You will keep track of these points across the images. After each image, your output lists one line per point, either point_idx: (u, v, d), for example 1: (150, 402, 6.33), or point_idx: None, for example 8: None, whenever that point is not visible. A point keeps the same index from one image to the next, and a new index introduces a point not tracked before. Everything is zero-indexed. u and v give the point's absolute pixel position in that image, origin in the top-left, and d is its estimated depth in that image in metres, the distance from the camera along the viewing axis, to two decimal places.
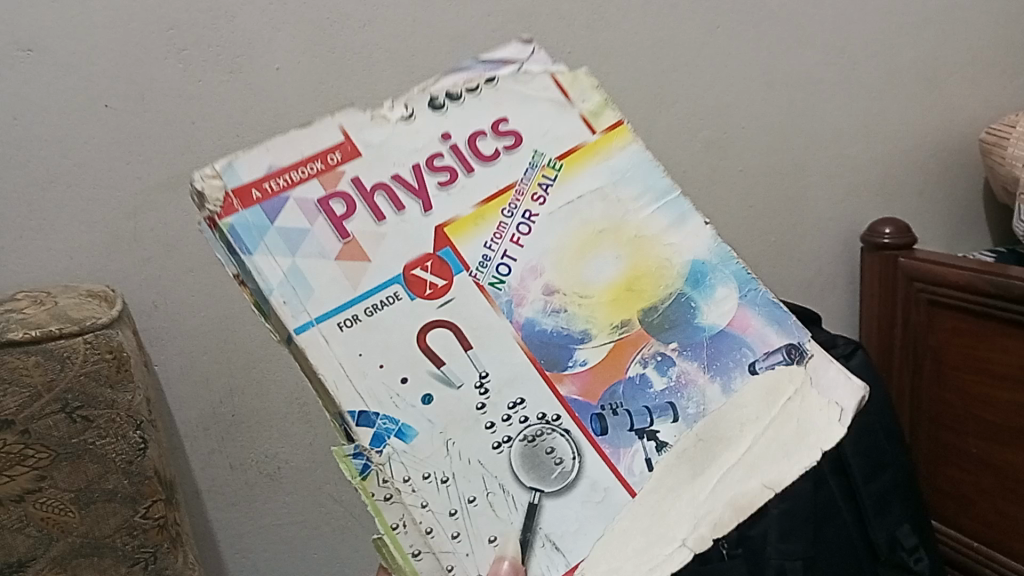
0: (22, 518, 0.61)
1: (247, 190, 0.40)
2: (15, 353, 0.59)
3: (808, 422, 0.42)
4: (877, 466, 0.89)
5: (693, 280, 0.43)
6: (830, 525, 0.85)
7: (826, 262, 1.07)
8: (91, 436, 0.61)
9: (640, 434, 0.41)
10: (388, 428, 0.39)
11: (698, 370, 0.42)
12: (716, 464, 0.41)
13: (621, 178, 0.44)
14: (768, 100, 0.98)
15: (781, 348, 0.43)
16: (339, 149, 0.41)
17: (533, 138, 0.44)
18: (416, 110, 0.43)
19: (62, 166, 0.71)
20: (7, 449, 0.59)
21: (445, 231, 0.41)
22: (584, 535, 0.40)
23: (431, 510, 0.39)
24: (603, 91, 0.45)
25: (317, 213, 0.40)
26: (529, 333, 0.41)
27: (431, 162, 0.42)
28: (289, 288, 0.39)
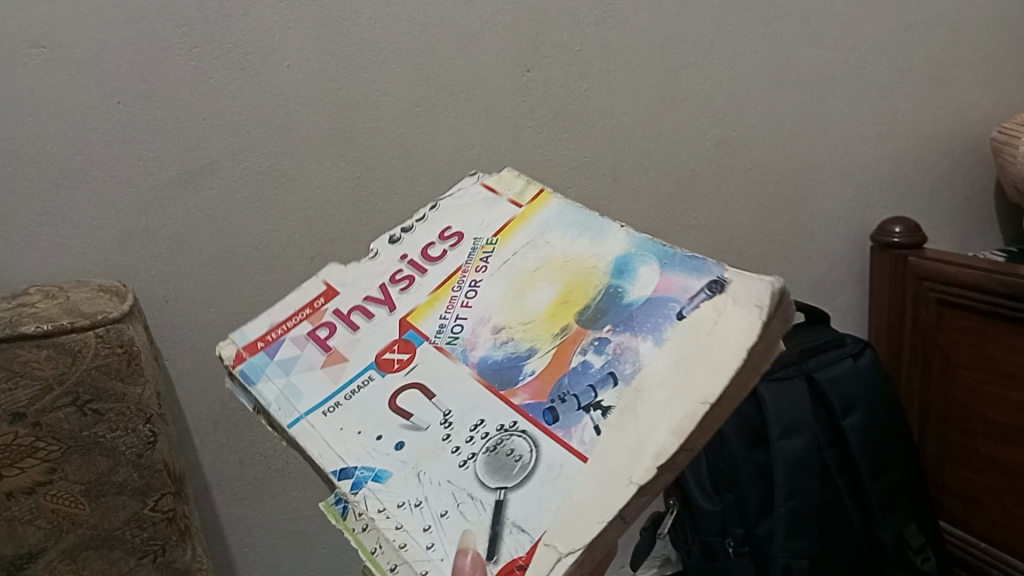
0: (32, 510, 0.60)
1: (252, 344, 0.47)
2: (27, 346, 0.60)
3: (734, 329, 0.37)
4: (886, 465, 0.88)
5: (618, 273, 0.44)
6: (833, 523, 0.87)
7: (835, 261, 1.07)
8: (101, 429, 0.62)
9: (585, 408, 0.37)
10: (366, 475, 0.39)
11: (631, 337, 0.40)
12: (651, 404, 0.36)
13: (545, 231, 0.48)
14: (778, 99, 0.98)
15: (702, 288, 0.40)
16: (322, 292, 0.49)
17: (472, 232, 0.50)
18: (380, 249, 0.51)
19: (74, 162, 0.72)
20: (18, 441, 0.59)
21: (409, 318, 0.45)
22: (542, 511, 0.35)
23: (405, 529, 0.37)
24: (523, 181, 0.53)
25: (306, 341, 0.46)
26: (482, 366, 0.41)
27: (395, 277, 0.48)
28: (282, 400, 0.43)
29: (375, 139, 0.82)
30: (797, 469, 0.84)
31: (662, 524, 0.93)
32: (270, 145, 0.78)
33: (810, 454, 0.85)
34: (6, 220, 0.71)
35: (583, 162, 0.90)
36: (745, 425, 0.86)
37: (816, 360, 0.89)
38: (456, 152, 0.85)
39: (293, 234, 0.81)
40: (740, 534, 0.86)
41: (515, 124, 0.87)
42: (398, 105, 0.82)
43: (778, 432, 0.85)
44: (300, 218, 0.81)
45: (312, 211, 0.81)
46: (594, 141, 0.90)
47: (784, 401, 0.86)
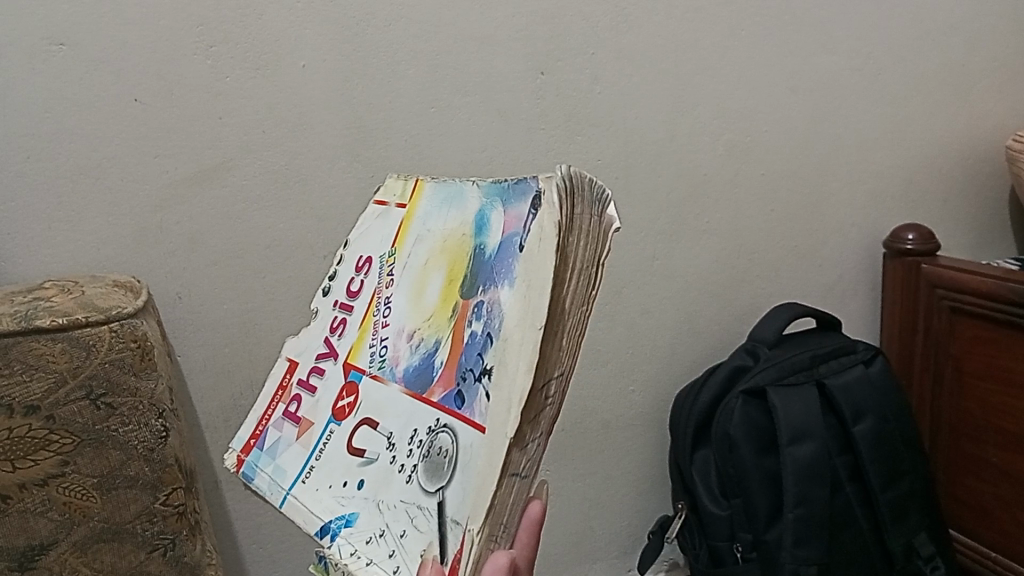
0: (45, 502, 0.61)
1: (247, 443, 0.51)
2: (42, 339, 0.60)
3: (543, 241, 0.36)
4: (895, 474, 0.88)
5: (477, 231, 0.41)
6: (842, 530, 0.86)
7: (846, 267, 1.06)
8: (114, 424, 0.62)
9: (478, 378, 0.37)
10: (339, 523, 0.42)
11: (495, 290, 0.38)
12: (510, 347, 0.35)
13: (425, 218, 0.46)
14: (791, 104, 0.98)
15: (527, 212, 0.38)
16: (286, 369, 0.52)
17: (378, 249, 0.50)
18: (319, 308, 0.53)
19: (92, 159, 0.72)
20: (31, 433, 0.60)
21: (349, 359, 0.47)
22: (463, 497, 0.35)
23: (376, 563, 0.39)
24: (404, 179, 0.52)
25: (283, 422, 0.49)
26: (408, 379, 0.42)
27: (333, 327, 0.50)
28: (273, 485, 0.47)
29: (389, 140, 0.82)
30: (806, 475, 0.84)
31: (670, 528, 0.95)
32: (284, 144, 0.78)
33: (820, 461, 0.85)
34: (23, 214, 0.71)
35: (596, 165, 0.90)
36: (754, 431, 0.86)
37: (827, 366, 0.89)
38: (471, 154, 0.85)
39: (308, 233, 0.81)
40: (748, 539, 0.85)
41: (529, 126, 0.87)
42: (413, 106, 0.82)
43: (788, 437, 0.84)
44: (314, 217, 0.81)
45: (325, 211, 0.81)
46: (607, 144, 0.90)
47: (795, 405, 0.85)
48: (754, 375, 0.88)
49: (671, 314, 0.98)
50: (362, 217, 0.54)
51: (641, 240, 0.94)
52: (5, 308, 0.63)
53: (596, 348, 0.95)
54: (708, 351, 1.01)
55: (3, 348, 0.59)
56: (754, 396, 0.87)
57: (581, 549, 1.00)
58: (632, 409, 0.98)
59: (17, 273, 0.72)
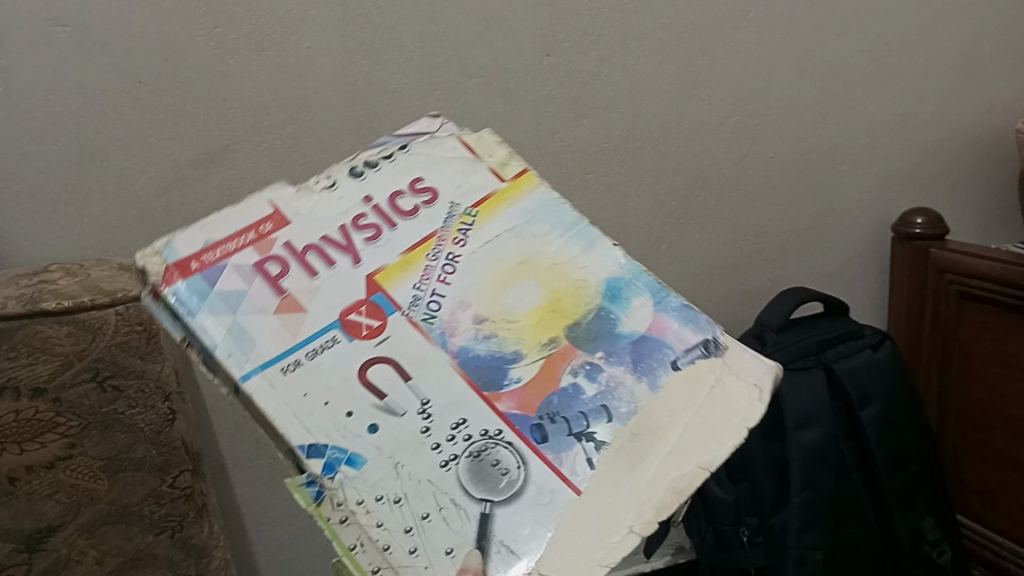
0: (52, 484, 0.61)
1: (186, 263, 0.40)
2: (48, 321, 0.60)
3: (730, 405, 0.40)
4: (902, 460, 0.87)
5: (610, 295, 0.43)
6: (851, 516, 0.87)
7: (855, 251, 1.06)
8: (120, 406, 0.62)
9: (578, 437, 0.39)
10: (338, 457, 0.37)
11: (625, 371, 0.41)
12: (654, 453, 0.38)
13: (531, 218, 0.45)
14: (800, 87, 0.97)
15: (698, 344, 0.42)
16: (269, 220, 0.42)
17: (449, 193, 0.45)
18: (338, 179, 0.44)
19: (97, 141, 0.72)
20: (38, 415, 0.60)
21: (376, 278, 0.41)
22: (534, 535, 0.37)
23: (387, 528, 0.36)
24: (508, 147, 0.48)
25: (253, 276, 0.40)
26: (464, 360, 0.40)
27: (357, 221, 0.43)
28: (230, 343, 0.39)
29: (394, 122, 0.81)
30: (814, 460, 0.84)
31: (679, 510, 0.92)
32: (289, 126, 0.78)
33: (826, 446, 0.84)
34: (29, 196, 0.71)
35: (602, 148, 0.89)
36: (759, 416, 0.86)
37: (835, 351, 0.89)
38: None
39: None
40: (754, 523, 0.86)
41: (535, 108, 0.86)
42: (418, 88, 0.81)
43: (794, 422, 0.84)
44: None
45: None
46: (613, 127, 0.89)
47: (801, 390, 0.85)
48: None
49: None
50: (432, 133, 0.47)
51: (648, 225, 0.94)
52: (10, 291, 0.63)
53: None
54: None
55: (8, 331, 0.59)
56: None
57: None
58: None
59: (24, 256, 0.72)
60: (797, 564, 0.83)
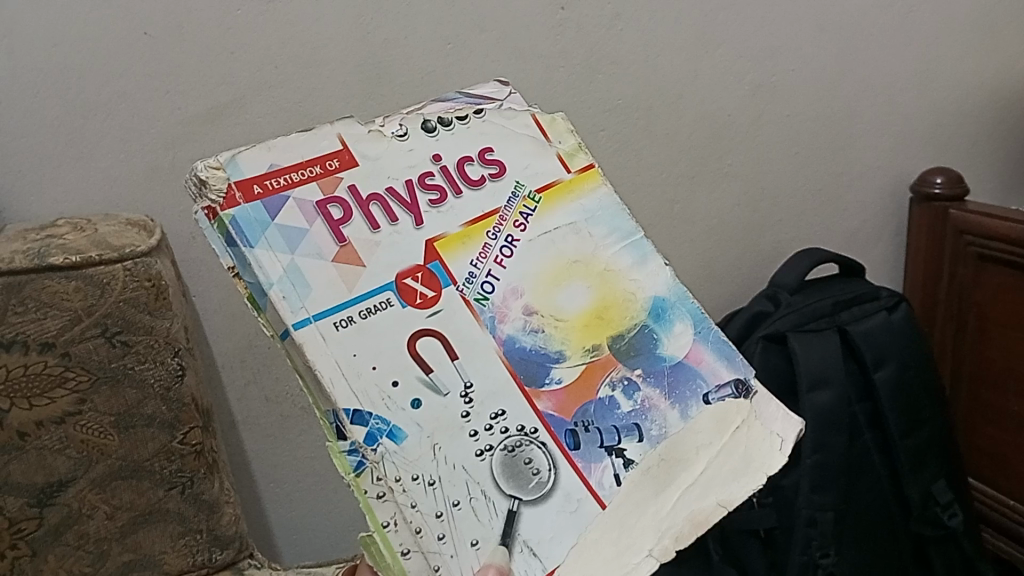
0: (62, 439, 0.62)
1: (249, 185, 0.39)
2: (56, 277, 0.60)
3: (754, 449, 0.41)
4: (916, 422, 0.87)
5: (658, 313, 0.43)
6: (862, 478, 0.86)
7: (873, 213, 1.04)
8: (129, 361, 0.63)
9: (609, 451, 0.40)
10: (379, 429, 0.38)
11: (660, 396, 0.41)
12: (677, 483, 0.40)
13: (592, 217, 0.44)
14: (819, 44, 0.95)
15: (730, 381, 0.42)
16: (337, 162, 0.41)
17: (516, 171, 0.44)
18: (410, 131, 0.43)
19: (101, 95, 0.71)
20: (48, 371, 0.61)
21: (437, 244, 0.41)
22: (559, 542, 0.38)
23: (420, 509, 0.38)
24: (580, 136, 0.46)
25: (315, 216, 0.40)
26: (510, 349, 0.40)
27: (424, 179, 0.42)
28: (284, 281, 0.38)
29: (404, 78, 0.80)
30: (824, 422, 0.83)
31: None
32: (296, 80, 0.76)
33: (839, 408, 0.84)
34: (33, 151, 0.71)
35: (616, 105, 0.88)
36: (773, 377, 0.85)
37: (849, 313, 0.88)
38: None
39: None
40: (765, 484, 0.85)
41: (547, 64, 0.84)
42: (428, 44, 0.79)
43: (807, 384, 0.83)
44: None
45: None
46: (627, 83, 0.87)
47: (815, 352, 0.84)
48: (773, 321, 0.87)
49: (690, 260, 0.97)
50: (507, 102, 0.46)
51: (661, 184, 0.92)
52: (18, 245, 0.62)
53: None
54: (726, 297, 1.00)
55: (17, 286, 0.59)
56: (775, 341, 0.86)
57: None
58: None
59: (30, 210, 0.72)
60: (807, 525, 0.84)
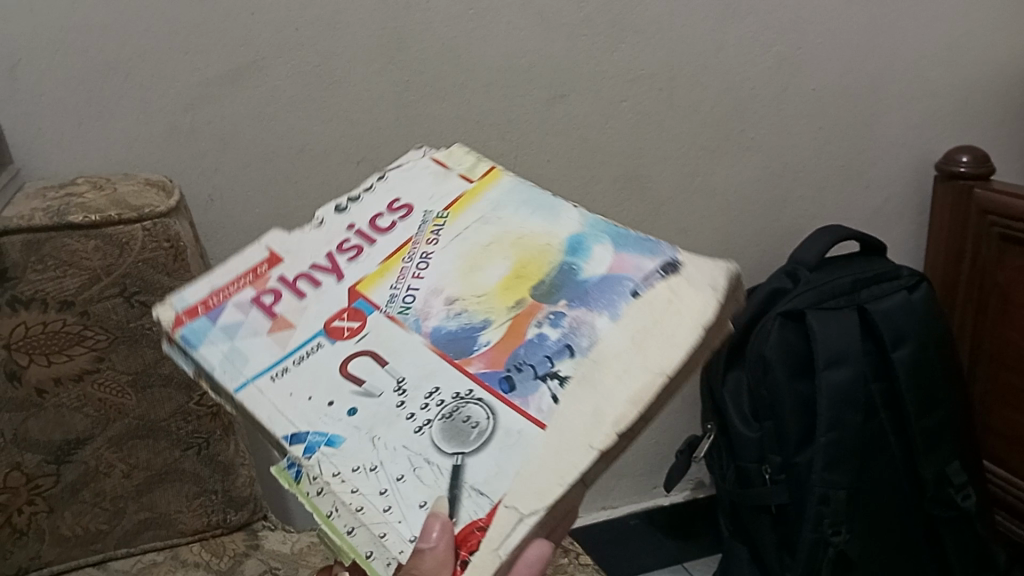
0: (79, 397, 0.62)
1: (193, 307, 0.42)
2: (76, 236, 0.60)
3: (687, 311, 0.36)
4: (932, 402, 0.86)
5: (572, 251, 0.40)
6: (876, 456, 0.86)
7: (895, 191, 1.03)
8: (148, 322, 0.63)
9: (543, 377, 0.35)
10: (318, 440, 0.36)
11: (588, 311, 0.37)
12: (611, 373, 0.35)
13: (498, 207, 0.44)
14: (848, 17, 0.92)
15: (656, 266, 0.38)
16: (265, 261, 0.44)
17: (424, 203, 0.45)
18: (325, 216, 0.46)
19: (121, 54, 0.70)
20: (66, 329, 0.61)
21: (358, 287, 0.41)
22: (503, 472, 0.33)
23: (360, 492, 0.35)
24: (475, 157, 0.48)
25: (250, 307, 0.42)
26: (436, 337, 0.38)
27: (342, 247, 0.44)
28: (227, 364, 0.40)
29: (426, 43, 0.79)
30: (841, 400, 0.83)
31: (698, 447, 0.97)
32: (317, 43, 0.75)
33: (855, 387, 0.83)
34: (53, 109, 0.70)
35: (638, 75, 0.86)
36: (790, 355, 0.85)
37: (869, 291, 0.87)
38: (508, 61, 0.82)
39: (340, 138, 0.79)
40: (777, 462, 0.86)
41: (571, 32, 0.83)
42: (450, 8, 0.78)
43: (825, 362, 0.83)
44: (344, 121, 0.79)
45: (359, 114, 0.79)
46: (651, 53, 0.86)
47: (833, 330, 0.83)
48: (792, 298, 0.86)
49: (708, 234, 0.96)
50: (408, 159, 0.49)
51: (682, 157, 0.91)
52: (38, 203, 0.63)
53: None
54: (743, 271, 1.00)
55: (37, 244, 0.59)
56: (792, 318, 0.85)
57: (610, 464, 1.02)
58: None
59: (51, 168, 0.72)
60: (819, 502, 0.84)
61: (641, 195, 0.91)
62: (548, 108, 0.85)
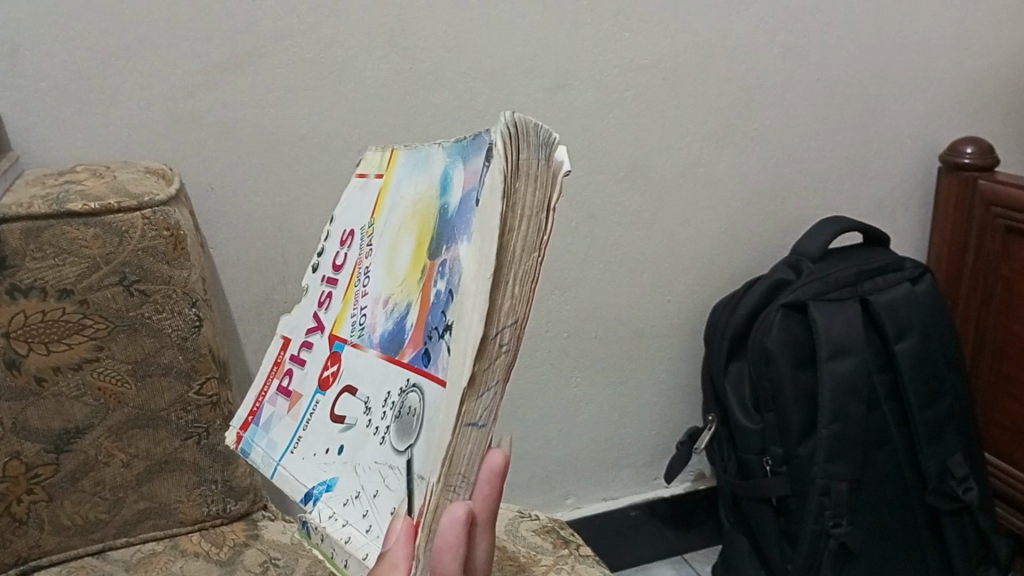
0: (80, 386, 0.62)
1: (245, 421, 0.47)
2: (74, 223, 0.60)
3: (489, 194, 0.31)
4: (935, 394, 0.85)
5: (442, 190, 0.36)
6: (879, 448, 0.86)
7: (899, 182, 1.02)
8: (147, 311, 0.63)
9: (442, 334, 0.33)
10: (320, 488, 0.38)
11: (455, 248, 0.33)
12: (463, 299, 0.31)
13: (400, 185, 0.41)
14: (852, 7, 0.92)
15: (479, 165, 0.33)
16: (282, 348, 0.47)
17: (358, 220, 0.44)
18: (309, 285, 0.48)
19: (122, 40, 0.70)
20: (66, 317, 0.61)
21: (334, 330, 0.42)
22: (427, 450, 0.31)
23: (352, 524, 0.36)
24: (382, 147, 0.46)
25: (275, 397, 0.45)
26: (382, 342, 0.37)
27: (321, 301, 0.45)
28: (265, 457, 0.43)
29: (428, 31, 0.78)
30: (843, 392, 0.83)
31: (700, 439, 0.98)
32: (319, 31, 0.75)
33: (857, 378, 0.83)
34: (54, 96, 0.70)
35: (642, 65, 0.86)
36: (793, 346, 0.85)
37: (872, 283, 0.86)
38: (512, 49, 0.81)
39: (342, 126, 0.78)
40: (779, 453, 0.86)
41: (574, 20, 0.82)
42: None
43: (827, 353, 0.83)
44: (346, 110, 0.78)
45: (361, 103, 0.78)
46: (655, 42, 0.86)
47: (836, 322, 0.83)
48: (795, 289, 0.86)
49: (712, 225, 0.95)
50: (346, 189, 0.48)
51: (686, 147, 0.91)
52: (36, 191, 0.62)
53: (633, 255, 0.93)
54: (746, 262, 0.99)
55: (36, 230, 0.59)
56: (795, 310, 0.85)
57: (610, 454, 1.02)
58: (668, 318, 0.98)
59: (51, 155, 0.71)
60: (821, 494, 0.84)
61: (645, 185, 0.91)
62: (551, 97, 0.84)
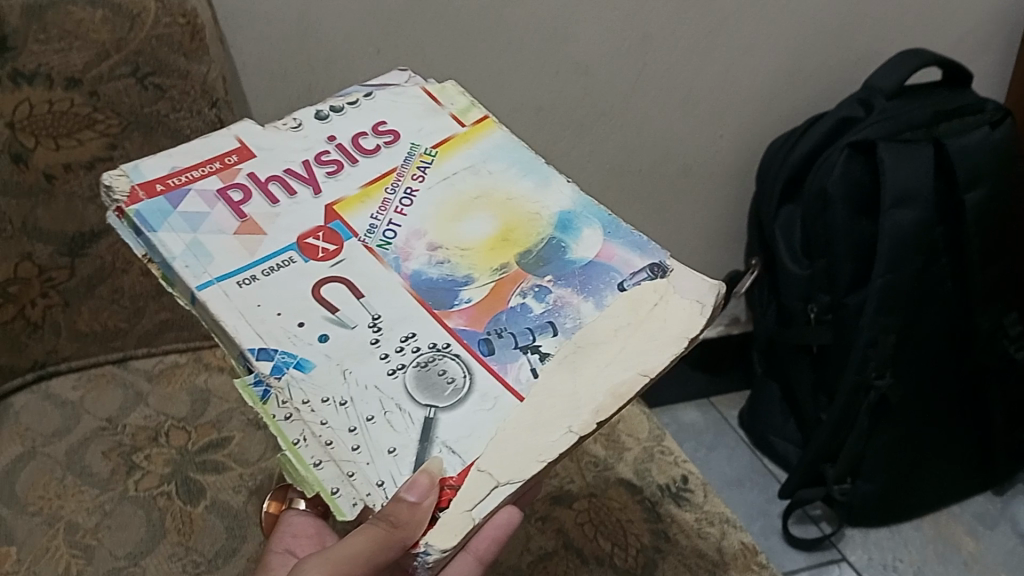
0: (93, 187, 0.58)
1: (150, 185, 0.42)
2: (81, 5, 0.54)
3: (669, 319, 0.39)
4: (996, 252, 0.81)
5: (560, 227, 0.43)
6: (932, 307, 0.81)
7: (984, 21, 0.93)
8: (164, 108, 0.58)
9: (524, 349, 0.38)
10: (286, 361, 0.37)
11: (572, 293, 0.40)
12: (595, 365, 0.38)
13: (490, 158, 0.46)
14: None
15: (644, 268, 0.42)
16: (233, 149, 0.44)
17: (409, 134, 0.46)
18: (303, 121, 0.46)
19: None
20: (75, 111, 0.56)
21: (335, 207, 0.42)
22: (475, 437, 0.36)
23: (331, 426, 0.36)
24: (469, 96, 0.49)
25: (215, 200, 0.42)
26: (416, 281, 0.40)
27: (320, 157, 0.44)
28: (187, 256, 0.39)
29: None
30: (901, 240, 0.77)
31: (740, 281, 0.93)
32: None
33: (919, 229, 0.77)
34: None
35: None
36: (853, 189, 0.78)
37: (948, 126, 0.79)
38: None
39: None
40: (825, 301, 0.82)
41: None
42: None
43: (892, 199, 0.76)
44: None
45: None
46: None
47: (906, 164, 0.76)
48: (863, 128, 0.78)
49: (773, 59, 0.87)
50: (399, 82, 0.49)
51: None
52: None
53: (683, 87, 0.86)
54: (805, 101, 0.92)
55: (38, 11, 0.53)
56: (860, 150, 0.78)
57: None
58: (716, 154, 0.92)
59: None
60: (868, 344, 0.80)
61: (706, 9, 0.82)
62: None
